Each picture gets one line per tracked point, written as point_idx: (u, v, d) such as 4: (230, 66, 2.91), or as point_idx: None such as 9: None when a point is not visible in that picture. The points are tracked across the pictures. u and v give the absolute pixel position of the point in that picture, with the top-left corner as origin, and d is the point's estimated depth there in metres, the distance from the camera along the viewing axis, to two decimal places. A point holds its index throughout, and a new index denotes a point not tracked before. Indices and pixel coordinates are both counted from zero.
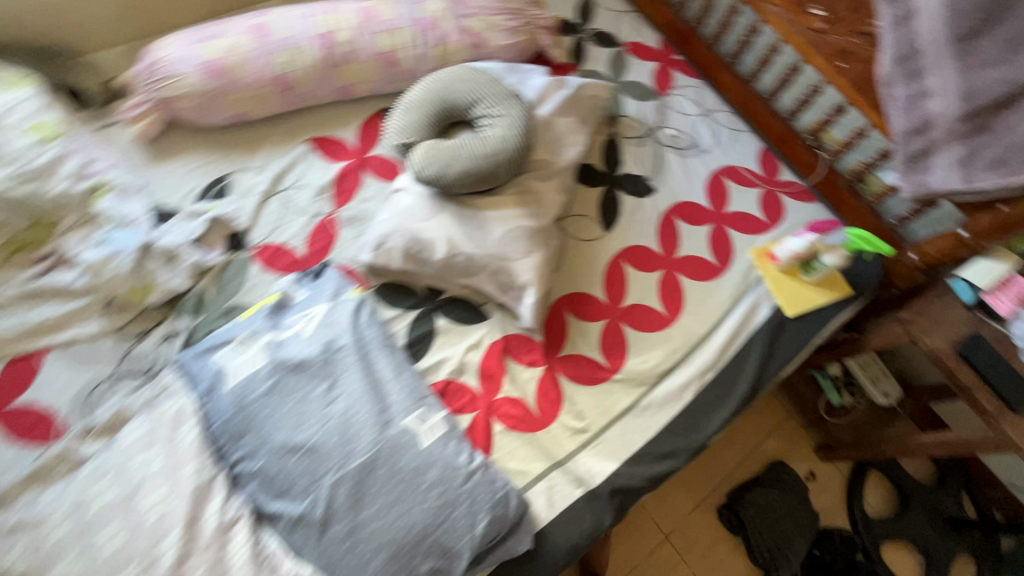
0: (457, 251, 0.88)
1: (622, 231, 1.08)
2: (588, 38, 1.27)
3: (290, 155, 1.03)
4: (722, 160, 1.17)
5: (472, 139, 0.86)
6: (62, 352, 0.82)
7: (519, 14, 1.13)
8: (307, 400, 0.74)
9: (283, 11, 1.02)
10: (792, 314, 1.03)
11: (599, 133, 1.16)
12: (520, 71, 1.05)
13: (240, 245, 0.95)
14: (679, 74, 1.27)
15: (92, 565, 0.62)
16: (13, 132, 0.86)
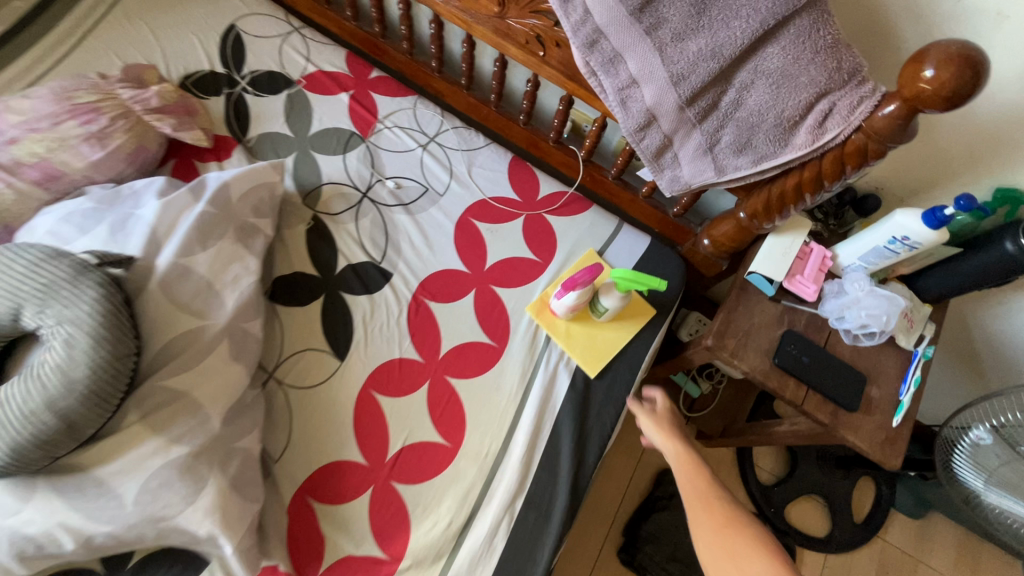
0: (87, 537, 0.59)
1: (363, 350, 0.81)
2: (243, 88, 0.94)
3: None
4: (466, 197, 0.92)
5: (20, 386, 0.55)
6: None
7: (101, 108, 0.77)
8: None
9: None
10: (596, 372, 0.83)
11: (294, 223, 0.86)
12: (118, 199, 0.73)
13: None
14: (381, 97, 0.97)
15: None
16: None
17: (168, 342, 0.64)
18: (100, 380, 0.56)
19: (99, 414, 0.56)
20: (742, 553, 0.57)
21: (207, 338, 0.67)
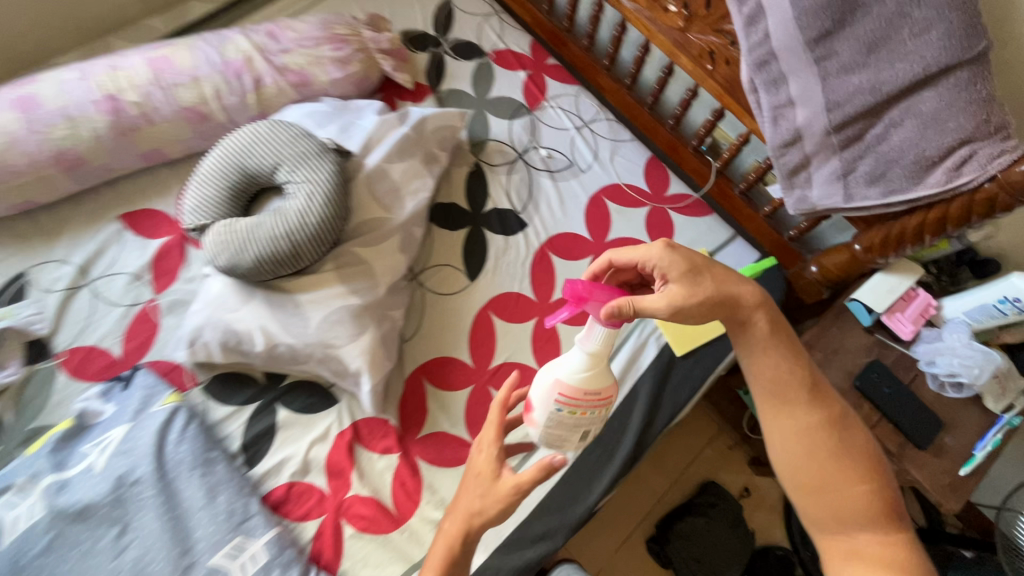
0: (275, 343, 0.77)
1: (490, 278, 0.96)
2: (446, 49, 1.13)
3: (97, 239, 0.91)
4: (604, 178, 1.05)
5: (268, 216, 0.74)
6: None
7: (349, 41, 0.99)
8: (93, 552, 0.65)
9: (59, 74, 0.87)
10: (682, 353, 0.92)
11: (461, 163, 1.03)
12: (349, 109, 0.93)
13: (44, 354, 0.84)
14: (553, 81, 1.13)
15: None
16: None
17: (365, 219, 0.83)
18: (323, 229, 0.75)
19: (317, 249, 0.75)
20: (833, 479, 0.58)
21: (390, 226, 0.85)
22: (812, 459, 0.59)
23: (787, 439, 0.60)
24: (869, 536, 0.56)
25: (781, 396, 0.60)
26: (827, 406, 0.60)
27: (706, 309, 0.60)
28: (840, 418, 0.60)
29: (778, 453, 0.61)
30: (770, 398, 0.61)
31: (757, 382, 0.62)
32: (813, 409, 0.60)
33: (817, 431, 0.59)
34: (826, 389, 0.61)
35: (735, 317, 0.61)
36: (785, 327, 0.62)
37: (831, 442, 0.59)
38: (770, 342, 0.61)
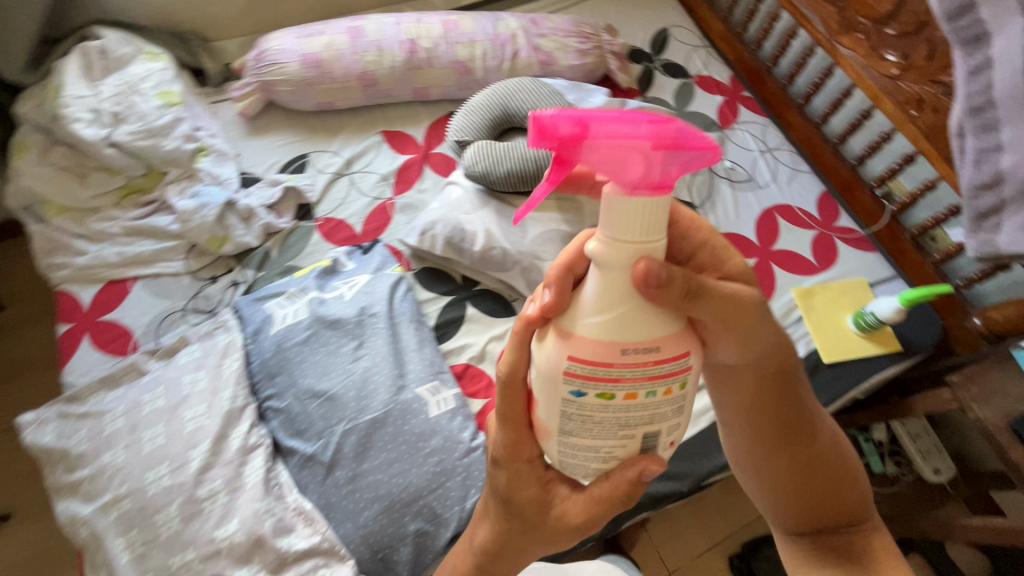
0: (495, 244, 0.94)
1: None
2: (657, 66, 1.31)
3: (363, 144, 1.14)
4: (778, 197, 1.16)
5: (522, 143, 0.96)
6: (147, 283, 0.97)
7: (591, 38, 1.20)
8: (337, 353, 0.83)
9: (380, 18, 1.14)
10: (829, 361, 0.99)
11: None
12: (584, 87, 1.11)
13: (307, 216, 1.06)
14: (746, 110, 1.27)
15: (134, 458, 0.71)
16: (139, 96, 1.00)
17: None
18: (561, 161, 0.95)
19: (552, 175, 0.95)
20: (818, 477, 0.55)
21: None
22: (781, 482, 0.55)
23: (759, 454, 0.54)
24: (845, 546, 0.56)
25: (765, 420, 0.52)
26: (818, 464, 0.55)
27: (735, 326, 0.43)
28: (824, 469, 0.55)
29: (752, 478, 0.57)
30: (757, 423, 0.52)
31: (745, 437, 0.54)
32: (776, 452, 0.54)
33: (808, 456, 0.54)
34: (824, 446, 0.55)
35: (765, 364, 0.48)
36: (796, 371, 0.51)
37: (799, 496, 0.56)
38: (760, 405, 0.51)
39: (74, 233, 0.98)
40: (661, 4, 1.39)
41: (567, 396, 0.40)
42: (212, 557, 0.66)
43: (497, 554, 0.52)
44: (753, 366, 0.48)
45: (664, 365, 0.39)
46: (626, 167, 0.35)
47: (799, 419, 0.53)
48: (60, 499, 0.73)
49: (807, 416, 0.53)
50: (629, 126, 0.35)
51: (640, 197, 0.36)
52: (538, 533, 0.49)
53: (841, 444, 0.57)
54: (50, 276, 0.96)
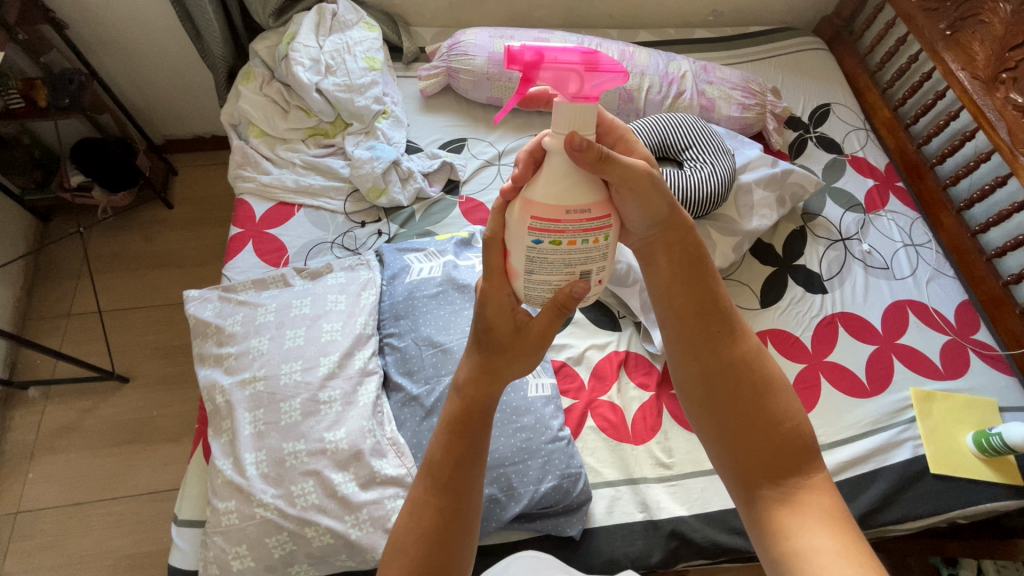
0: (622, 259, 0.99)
1: (779, 313, 1.07)
2: (813, 137, 1.31)
3: (518, 141, 1.23)
4: (914, 293, 1.11)
5: (676, 172, 0.99)
6: (309, 212, 1.10)
7: (756, 96, 1.24)
8: (459, 314, 0.90)
9: (564, 36, 1.25)
10: (936, 472, 0.92)
11: (790, 220, 1.19)
12: (738, 139, 1.15)
13: (453, 191, 1.16)
14: (896, 199, 1.24)
15: (276, 349, 0.81)
16: (350, 56, 1.15)
17: (722, 213, 1.05)
18: (709, 198, 0.98)
19: (696, 209, 0.99)
20: (756, 415, 0.53)
21: (735, 228, 1.05)
22: (714, 405, 0.55)
23: (686, 366, 0.57)
24: (775, 492, 0.51)
25: (696, 332, 0.56)
26: (739, 367, 0.55)
27: (639, 191, 0.50)
28: (747, 379, 0.55)
29: (686, 387, 0.57)
30: (684, 332, 0.57)
31: (670, 325, 0.58)
32: (711, 375, 0.55)
33: (738, 379, 0.54)
34: (746, 351, 0.55)
35: (677, 241, 0.56)
36: (710, 264, 0.57)
37: (723, 402, 0.54)
38: (677, 284, 0.57)
39: (265, 155, 1.14)
40: (829, 80, 1.40)
41: (529, 244, 0.49)
42: (317, 455, 0.73)
43: (472, 388, 0.52)
44: (659, 234, 0.56)
45: (594, 223, 0.48)
46: (565, 83, 0.45)
47: (715, 310, 0.56)
48: (203, 367, 0.83)
49: (725, 313, 0.56)
50: (567, 56, 0.44)
51: (576, 106, 0.45)
52: (507, 356, 0.52)
53: (772, 367, 0.56)
54: (236, 185, 1.11)
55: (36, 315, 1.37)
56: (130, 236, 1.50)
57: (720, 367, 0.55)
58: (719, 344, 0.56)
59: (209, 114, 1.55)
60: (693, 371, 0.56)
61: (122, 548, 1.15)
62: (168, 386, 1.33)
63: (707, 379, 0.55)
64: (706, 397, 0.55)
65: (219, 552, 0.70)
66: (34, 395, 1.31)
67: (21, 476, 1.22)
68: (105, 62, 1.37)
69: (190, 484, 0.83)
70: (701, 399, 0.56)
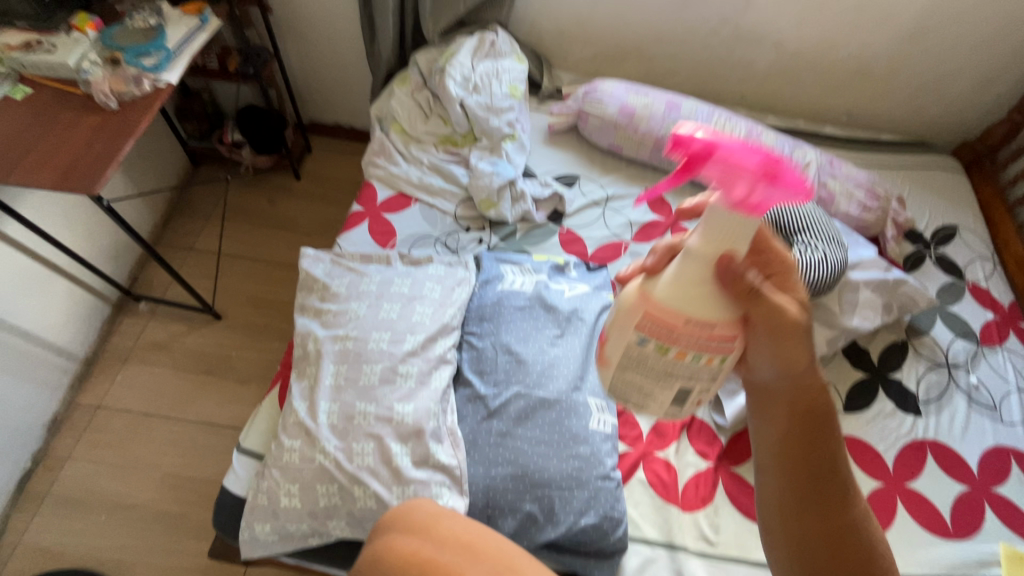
0: None
1: (862, 422, 1.01)
2: (932, 255, 1.25)
3: (627, 189, 1.28)
4: (1022, 443, 1.01)
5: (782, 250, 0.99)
6: (423, 208, 1.19)
7: (879, 200, 1.22)
8: (540, 331, 0.92)
9: (696, 103, 1.30)
10: None
11: (892, 331, 1.13)
12: (853, 237, 1.12)
13: (555, 221, 1.21)
14: (1016, 339, 1.15)
15: (371, 316, 0.87)
16: (497, 81, 1.26)
17: (823, 303, 1.02)
18: (813, 283, 0.96)
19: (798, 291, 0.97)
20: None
21: (834, 322, 1.02)
22: (808, 563, 0.52)
23: (784, 515, 0.53)
24: None
25: (805, 490, 0.52)
26: (847, 532, 0.51)
27: (785, 340, 0.50)
28: (850, 544, 0.51)
29: (777, 542, 0.54)
30: (793, 482, 0.52)
31: (773, 477, 0.54)
32: (811, 531, 0.52)
33: (842, 545, 0.51)
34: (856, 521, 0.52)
35: (802, 401, 0.52)
36: (838, 430, 0.52)
37: (820, 565, 0.51)
38: (793, 444, 0.52)
39: (398, 149, 1.25)
40: (960, 203, 1.35)
41: (633, 341, 0.49)
42: (381, 422, 0.77)
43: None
44: (789, 391, 0.52)
45: (714, 341, 0.47)
46: (730, 186, 0.43)
47: (832, 474, 0.52)
48: (301, 317, 0.91)
49: (840, 478, 0.52)
50: (745, 156, 0.42)
51: (736, 214, 0.43)
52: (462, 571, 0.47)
53: (876, 535, 0.53)
54: (368, 170, 1.23)
55: (166, 242, 1.56)
56: (259, 195, 1.68)
57: (820, 525, 0.51)
58: (832, 503, 0.52)
59: (354, 107, 1.73)
60: (787, 523, 0.53)
61: (173, 466, 1.24)
62: (251, 332, 1.44)
63: (806, 535, 0.52)
64: (801, 552, 0.52)
65: (272, 485, 0.75)
66: (142, 309, 1.46)
67: (111, 375, 1.35)
68: (288, 46, 1.58)
69: (260, 417, 0.89)
70: (792, 552, 0.53)
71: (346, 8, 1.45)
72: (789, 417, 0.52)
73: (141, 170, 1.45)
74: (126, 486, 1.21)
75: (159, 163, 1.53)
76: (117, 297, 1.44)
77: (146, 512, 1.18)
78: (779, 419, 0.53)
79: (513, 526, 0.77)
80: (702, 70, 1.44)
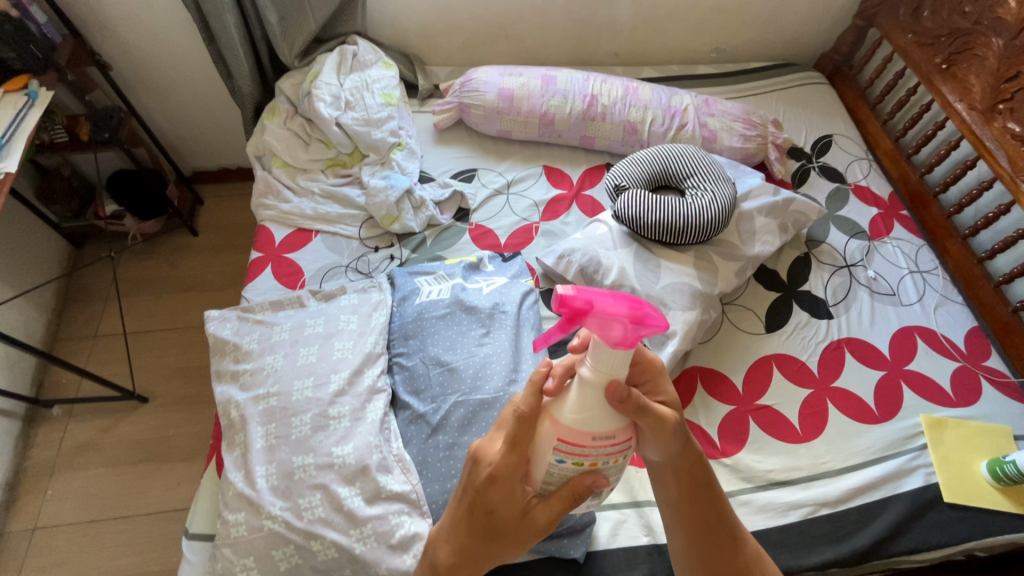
0: (623, 283, 1.01)
1: (784, 338, 1.08)
2: (815, 167, 1.34)
3: (526, 171, 1.28)
4: (921, 319, 1.11)
5: (676, 199, 1.03)
6: (325, 238, 1.15)
7: (757, 128, 1.28)
8: (465, 335, 0.92)
9: (571, 72, 1.32)
10: (951, 501, 0.91)
11: (794, 247, 1.20)
12: (740, 169, 1.19)
13: (462, 219, 1.20)
14: (900, 226, 1.25)
15: (289, 366, 0.84)
16: (369, 93, 1.23)
17: (725, 239, 1.07)
18: (710, 223, 1.00)
19: (698, 235, 1.02)
20: None
21: (739, 253, 1.07)
22: None
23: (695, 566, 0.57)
24: None
25: (706, 541, 0.56)
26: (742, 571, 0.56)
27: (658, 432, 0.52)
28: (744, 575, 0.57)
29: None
30: (694, 538, 0.56)
31: (679, 533, 0.58)
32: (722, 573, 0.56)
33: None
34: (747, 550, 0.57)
35: (686, 467, 0.55)
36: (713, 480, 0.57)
37: None
38: (686, 502, 0.57)
39: (286, 185, 1.20)
40: (830, 112, 1.44)
41: (552, 461, 0.52)
42: (323, 471, 0.75)
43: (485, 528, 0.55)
44: (673, 463, 0.56)
45: (617, 447, 0.52)
46: (610, 331, 0.47)
47: (719, 521, 0.57)
48: (217, 385, 0.87)
49: (730, 526, 0.57)
50: (615, 307, 0.48)
51: (616, 352, 0.48)
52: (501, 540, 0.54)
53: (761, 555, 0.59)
54: (258, 213, 1.18)
55: (65, 336, 1.44)
56: (158, 262, 1.57)
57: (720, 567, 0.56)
58: (725, 540, 0.56)
59: (235, 147, 1.64)
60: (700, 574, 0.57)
61: (134, 566, 1.17)
62: (184, 405, 1.37)
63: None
64: None
65: (224, 565, 0.72)
66: (57, 413, 1.35)
67: (40, 492, 1.25)
68: (143, 100, 1.47)
69: (202, 498, 0.85)
70: None
71: (194, 48, 1.36)
72: (676, 481, 0.56)
73: (13, 268, 1.33)
74: None
75: (33, 255, 1.40)
76: (25, 409, 1.33)
77: None
78: (669, 482, 0.57)
79: None
80: (572, 38, 1.46)
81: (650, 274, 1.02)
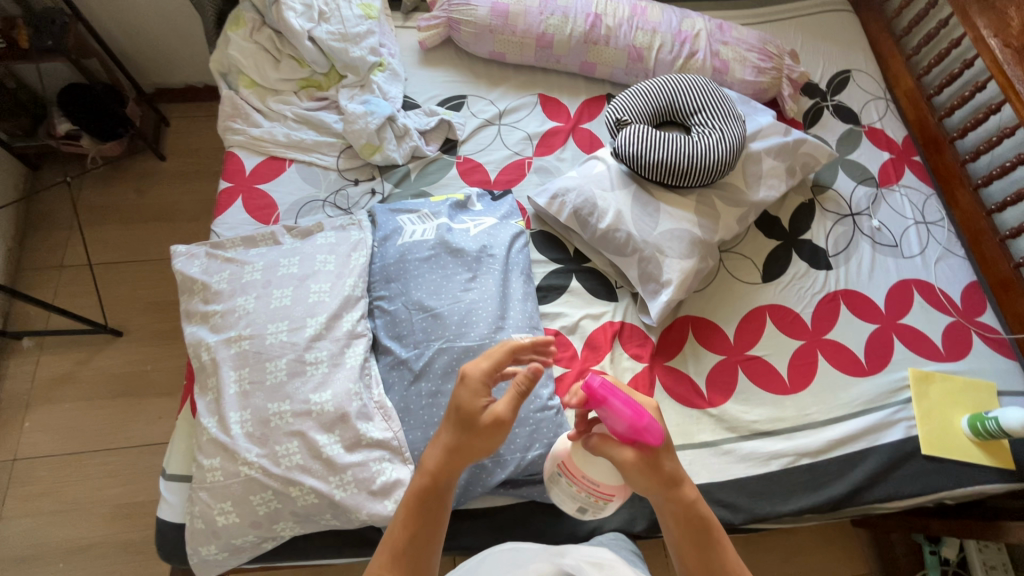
0: (618, 227, 0.96)
1: (780, 288, 1.05)
2: (829, 105, 1.25)
3: (520, 100, 1.18)
4: (921, 272, 1.08)
5: (680, 138, 0.96)
6: (300, 168, 1.07)
7: (772, 59, 1.18)
8: (450, 279, 0.87)
9: None
10: (928, 454, 0.92)
11: (799, 192, 1.15)
12: (751, 105, 1.10)
13: (449, 151, 1.11)
14: (911, 173, 1.19)
15: (262, 308, 0.79)
16: (345, 3, 1.09)
17: (729, 183, 1.01)
18: (715, 166, 0.94)
19: (701, 178, 0.95)
20: None
21: (743, 199, 1.01)
22: None
23: None
24: None
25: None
26: None
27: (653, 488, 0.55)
28: None
29: None
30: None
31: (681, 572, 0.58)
32: None
33: None
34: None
35: (682, 509, 0.56)
36: (711, 520, 0.57)
37: None
38: (685, 543, 0.56)
39: (255, 107, 1.09)
40: (850, 44, 1.33)
41: (555, 471, 0.62)
42: (299, 418, 0.73)
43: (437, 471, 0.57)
44: (670, 505, 0.56)
45: (601, 492, 0.59)
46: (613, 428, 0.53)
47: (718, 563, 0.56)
48: (187, 326, 0.82)
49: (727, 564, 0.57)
50: (623, 411, 0.52)
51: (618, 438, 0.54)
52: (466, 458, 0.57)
53: None
54: (226, 138, 1.08)
55: (29, 266, 1.37)
56: (123, 188, 1.47)
57: None
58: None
59: (200, 61, 1.49)
60: None
61: (119, 497, 1.18)
62: (160, 339, 1.33)
63: None
64: None
65: (201, 509, 0.71)
66: (28, 345, 1.31)
67: (16, 425, 1.23)
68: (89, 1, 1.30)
69: (177, 439, 0.82)
70: None
71: None
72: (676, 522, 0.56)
73: None
74: (75, 528, 1.15)
75: None
76: None
77: (106, 546, 1.14)
78: (666, 520, 0.57)
79: (463, 478, 0.77)
80: None
81: (646, 218, 0.97)
